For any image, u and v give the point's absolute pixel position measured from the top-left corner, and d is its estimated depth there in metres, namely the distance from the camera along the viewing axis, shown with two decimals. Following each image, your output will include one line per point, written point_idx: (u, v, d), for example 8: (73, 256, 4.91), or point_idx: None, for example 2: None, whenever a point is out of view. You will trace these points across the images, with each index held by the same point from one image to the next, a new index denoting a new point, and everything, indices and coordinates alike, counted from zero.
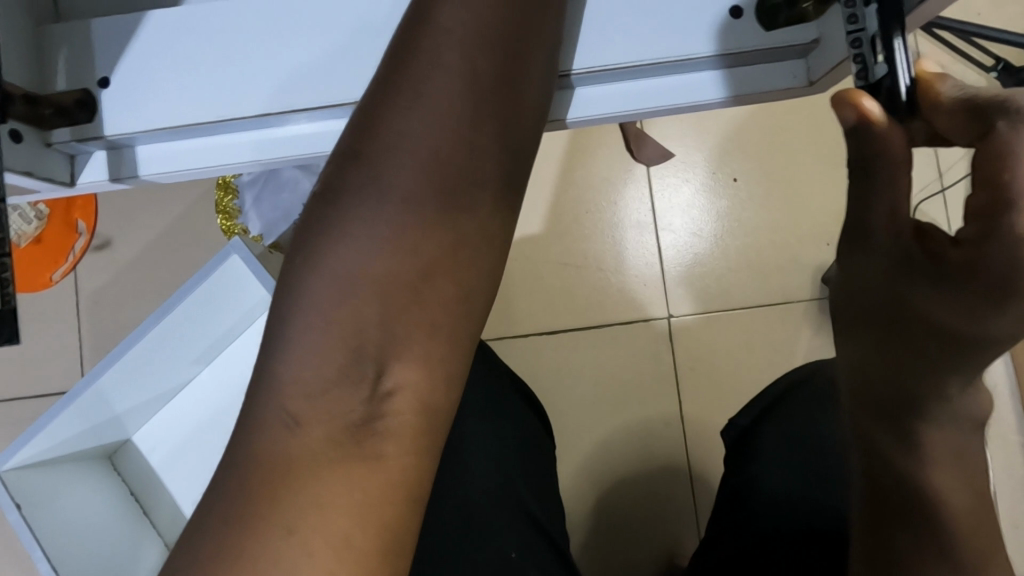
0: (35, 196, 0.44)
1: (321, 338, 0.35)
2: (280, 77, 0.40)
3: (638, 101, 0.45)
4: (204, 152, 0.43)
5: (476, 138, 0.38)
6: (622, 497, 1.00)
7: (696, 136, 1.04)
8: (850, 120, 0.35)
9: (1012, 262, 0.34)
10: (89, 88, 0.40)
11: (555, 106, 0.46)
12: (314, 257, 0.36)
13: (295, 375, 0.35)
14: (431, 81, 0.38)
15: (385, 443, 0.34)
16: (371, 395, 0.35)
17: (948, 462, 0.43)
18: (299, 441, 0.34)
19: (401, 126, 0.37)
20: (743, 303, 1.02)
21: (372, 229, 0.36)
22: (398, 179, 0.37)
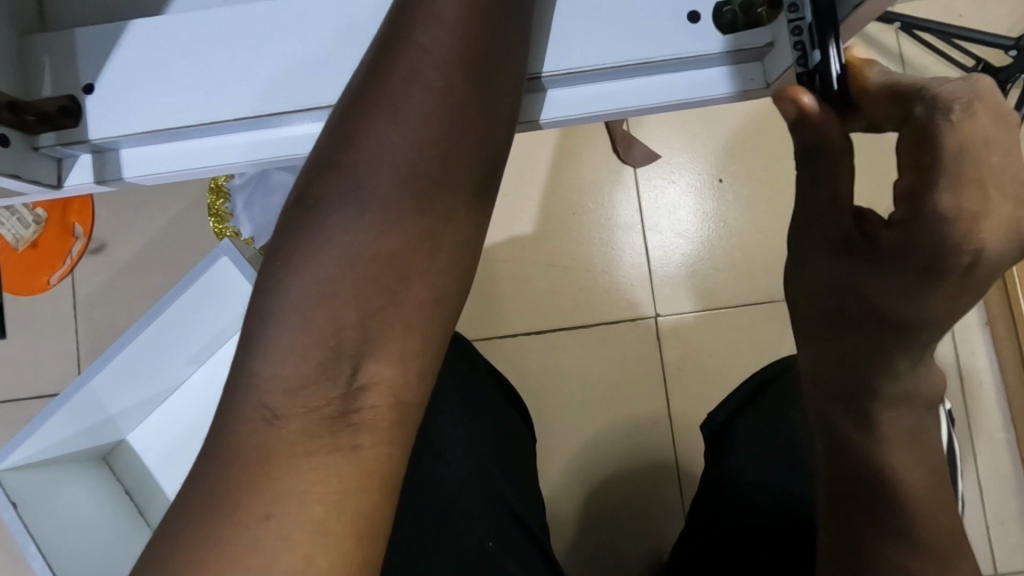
0: (25, 199, 0.45)
1: (296, 334, 0.36)
2: (257, 83, 0.42)
3: (609, 102, 0.47)
4: (185, 155, 0.44)
5: (450, 148, 0.39)
6: (610, 494, 1.01)
7: (682, 138, 1.06)
8: (789, 112, 0.39)
9: (936, 242, 0.36)
10: (74, 95, 0.42)
11: (528, 107, 0.47)
12: (292, 258, 0.37)
13: (272, 370, 0.36)
14: (407, 95, 0.39)
15: (362, 435, 0.36)
16: (347, 390, 0.36)
17: (905, 444, 0.45)
18: (276, 432, 0.36)
19: (378, 138, 0.38)
20: (730, 303, 1.04)
21: (345, 234, 0.37)
22: (375, 189, 0.38)
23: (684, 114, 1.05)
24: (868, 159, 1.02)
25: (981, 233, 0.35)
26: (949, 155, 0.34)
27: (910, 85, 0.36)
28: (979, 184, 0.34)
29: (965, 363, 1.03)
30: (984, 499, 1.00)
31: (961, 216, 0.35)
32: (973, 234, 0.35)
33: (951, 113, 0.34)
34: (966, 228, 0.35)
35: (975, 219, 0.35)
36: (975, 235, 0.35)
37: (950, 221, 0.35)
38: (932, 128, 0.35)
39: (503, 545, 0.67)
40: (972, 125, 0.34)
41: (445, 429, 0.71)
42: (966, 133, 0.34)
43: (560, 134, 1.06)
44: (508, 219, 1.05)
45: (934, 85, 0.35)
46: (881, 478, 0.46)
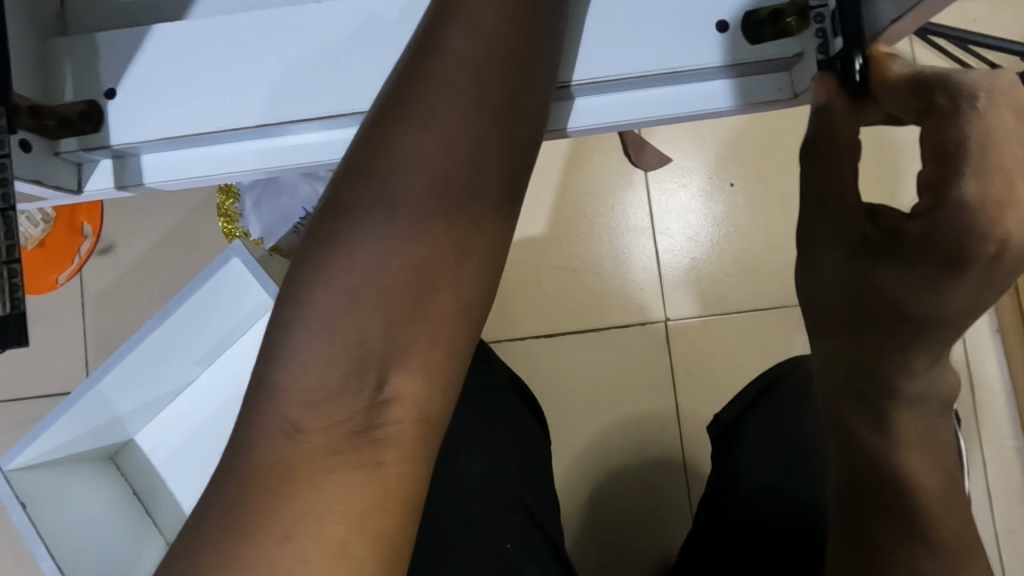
0: (43, 203, 0.45)
1: (320, 343, 0.36)
2: (281, 90, 0.41)
3: (635, 112, 0.46)
4: (205, 160, 0.44)
5: (480, 150, 0.38)
6: (618, 497, 1.01)
7: (693, 142, 1.05)
8: (819, 96, 0.41)
9: (961, 229, 0.37)
10: (95, 100, 0.42)
11: (555, 117, 0.47)
12: (323, 265, 0.37)
13: (296, 378, 0.36)
14: (435, 98, 0.38)
15: (382, 452, 0.36)
16: (370, 404, 0.36)
17: (920, 448, 0.45)
18: (297, 446, 0.35)
19: (406, 142, 0.38)
20: (740, 307, 1.03)
21: (375, 238, 0.37)
22: (403, 193, 0.38)
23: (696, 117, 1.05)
24: (879, 165, 1.02)
25: (1007, 219, 0.36)
26: (975, 142, 0.36)
27: (933, 75, 0.38)
28: (1004, 172, 0.36)
29: (974, 371, 1.02)
30: (992, 507, 1.00)
31: (987, 203, 0.36)
32: (999, 222, 0.36)
33: (977, 102, 0.36)
34: (991, 215, 0.36)
35: (1002, 206, 0.36)
36: (1001, 222, 0.36)
37: (976, 207, 0.36)
38: (958, 115, 0.37)
39: (517, 547, 0.67)
40: (997, 112, 0.36)
41: (456, 434, 0.71)
42: (990, 122, 0.36)
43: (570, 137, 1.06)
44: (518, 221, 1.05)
45: (958, 75, 0.37)
46: (892, 476, 0.45)
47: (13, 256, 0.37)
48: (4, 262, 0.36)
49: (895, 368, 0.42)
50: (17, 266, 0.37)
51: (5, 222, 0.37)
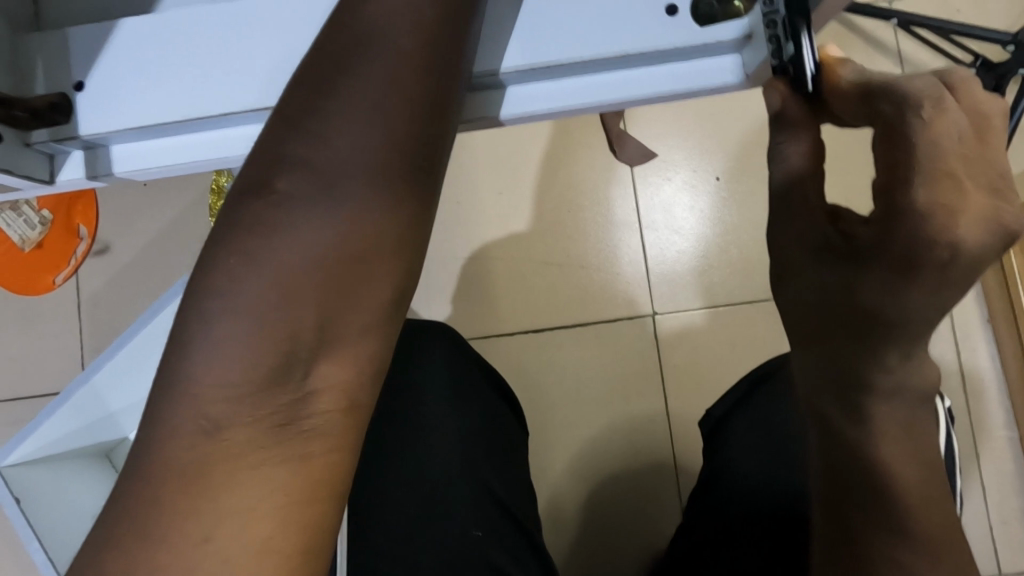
0: (18, 194, 0.46)
1: (234, 337, 0.36)
2: (245, 79, 0.42)
3: (575, 96, 0.47)
4: (177, 150, 0.44)
5: (401, 129, 0.40)
6: (608, 491, 1.01)
7: (677, 137, 1.05)
8: (772, 105, 0.42)
9: (914, 237, 0.37)
10: (65, 92, 0.42)
11: (484, 105, 0.48)
12: (241, 231, 0.39)
13: (211, 377, 0.36)
14: (350, 85, 0.40)
15: (310, 441, 0.37)
16: (293, 397, 0.37)
17: (900, 437, 0.44)
18: (219, 442, 0.36)
19: (323, 127, 0.39)
20: (728, 301, 1.03)
21: (291, 235, 0.38)
22: (313, 172, 0.39)
23: (681, 111, 1.05)
24: (862, 158, 1.02)
25: (958, 225, 0.37)
26: (923, 152, 0.36)
27: (880, 84, 0.38)
28: (950, 176, 0.36)
29: (964, 362, 1.02)
30: (986, 498, 0.99)
31: (937, 210, 0.37)
32: (950, 228, 0.37)
33: (922, 110, 0.36)
34: (947, 211, 0.37)
35: (950, 213, 0.37)
36: (953, 229, 0.37)
37: (926, 215, 0.37)
38: (904, 125, 0.37)
39: (492, 534, 0.68)
40: (943, 120, 0.36)
41: (435, 423, 0.72)
42: (935, 131, 0.36)
43: (555, 134, 1.06)
44: (505, 217, 1.06)
45: (905, 82, 0.37)
46: (873, 470, 0.44)
47: None
48: None
49: (869, 363, 0.41)
50: None
51: None
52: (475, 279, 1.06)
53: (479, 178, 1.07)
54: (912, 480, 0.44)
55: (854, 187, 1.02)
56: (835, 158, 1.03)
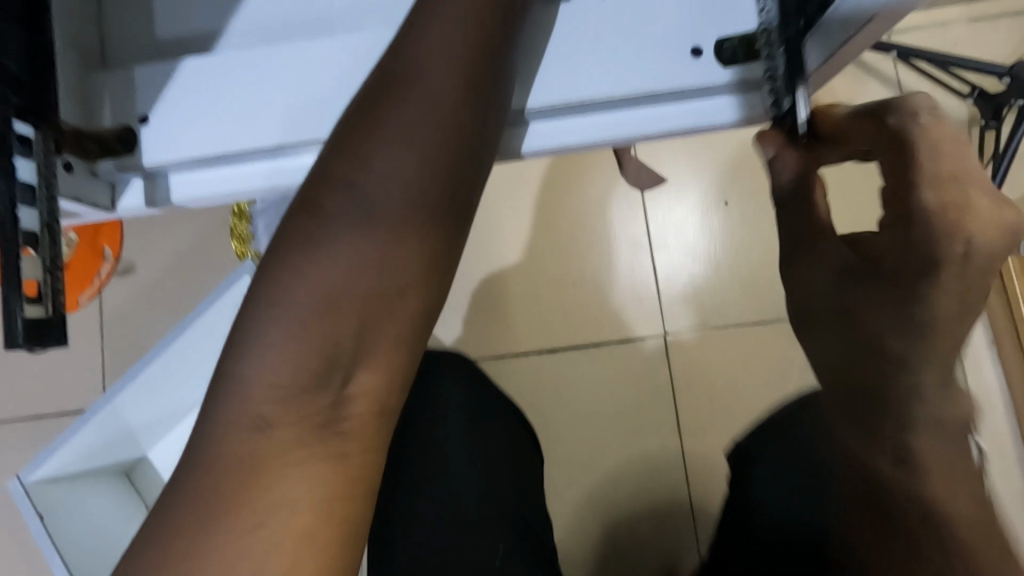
0: (80, 220, 0.48)
1: (284, 347, 0.38)
2: (296, 113, 0.44)
3: (599, 131, 0.49)
4: (230, 179, 0.46)
5: (442, 160, 0.42)
6: (622, 510, 1.03)
7: (686, 163, 1.09)
8: (767, 151, 0.45)
9: (928, 238, 0.40)
10: (130, 125, 0.44)
11: (509, 141, 0.50)
12: (292, 250, 0.40)
13: (263, 377, 0.38)
14: (395, 116, 0.42)
15: (348, 441, 0.39)
16: (334, 401, 0.39)
17: (944, 468, 0.43)
18: (266, 439, 0.38)
19: (368, 155, 0.41)
20: (738, 321, 1.06)
21: (338, 258, 0.40)
22: (359, 199, 0.41)
23: (689, 137, 1.09)
24: (865, 184, 1.06)
25: (967, 224, 0.40)
26: (926, 151, 0.40)
27: (880, 103, 0.42)
28: (953, 182, 0.40)
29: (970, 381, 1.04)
30: None
31: (947, 209, 0.40)
32: (962, 224, 0.40)
33: (919, 118, 0.41)
34: (953, 218, 0.40)
35: (958, 212, 0.40)
36: (963, 225, 0.40)
37: (940, 214, 0.40)
38: (903, 129, 0.41)
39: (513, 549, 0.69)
40: (941, 124, 0.41)
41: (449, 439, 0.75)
42: (932, 133, 0.41)
43: (568, 159, 1.10)
44: (519, 239, 1.09)
45: (899, 99, 0.42)
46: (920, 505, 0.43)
47: (56, 264, 0.39)
48: (47, 269, 0.38)
49: (902, 386, 0.43)
50: (60, 274, 0.39)
51: (50, 233, 0.39)
52: (490, 299, 1.08)
53: (493, 200, 1.10)
54: (965, 515, 0.43)
55: (858, 211, 1.05)
56: (839, 183, 1.06)
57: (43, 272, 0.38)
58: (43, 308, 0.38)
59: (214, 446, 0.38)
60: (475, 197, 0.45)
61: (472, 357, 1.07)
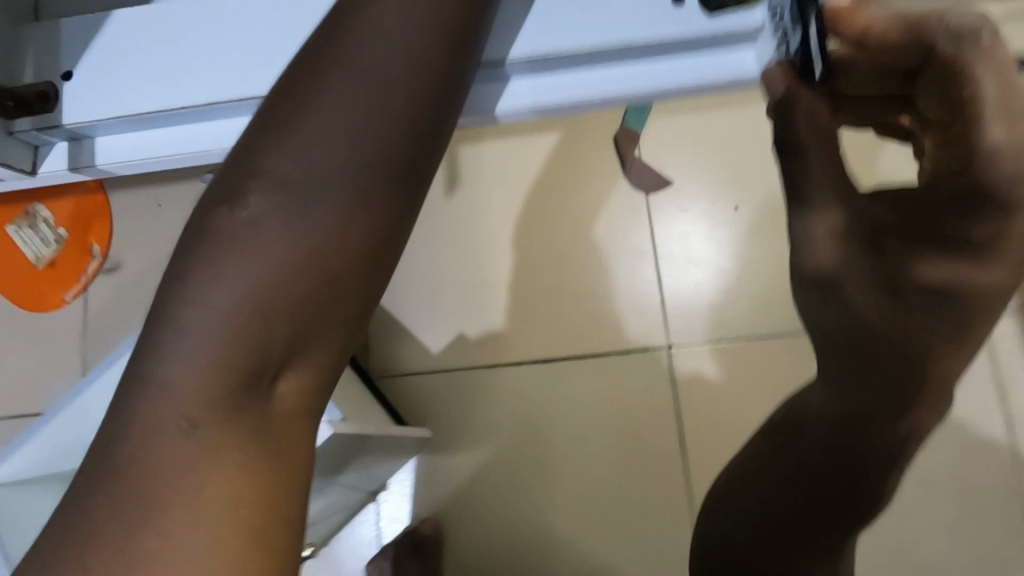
0: (4, 185, 0.44)
1: (206, 342, 0.34)
2: (230, 68, 0.40)
3: (590, 93, 0.44)
4: (164, 142, 0.42)
5: (380, 144, 0.36)
6: (616, 536, 0.95)
7: (693, 167, 1.02)
8: (779, 89, 0.38)
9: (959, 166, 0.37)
10: (52, 81, 0.41)
11: (485, 97, 0.45)
12: (209, 240, 0.35)
13: (183, 375, 0.34)
14: (326, 93, 0.36)
15: (277, 435, 0.36)
16: (266, 397, 0.36)
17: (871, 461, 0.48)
18: (189, 443, 0.34)
19: (295, 139, 0.36)
20: (748, 335, 0.98)
21: (258, 249, 0.35)
22: (282, 187, 0.35)
23: (696, 139, 1.03)
24: None
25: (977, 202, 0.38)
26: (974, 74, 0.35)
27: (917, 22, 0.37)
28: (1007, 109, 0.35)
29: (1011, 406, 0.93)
30: None
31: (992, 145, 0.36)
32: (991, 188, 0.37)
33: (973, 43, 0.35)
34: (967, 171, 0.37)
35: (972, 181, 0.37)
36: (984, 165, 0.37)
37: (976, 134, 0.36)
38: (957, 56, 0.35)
39: None
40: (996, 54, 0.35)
41: None
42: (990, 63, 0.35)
43: (570, 161, 1.04)
44: (515, 244, 1.03)
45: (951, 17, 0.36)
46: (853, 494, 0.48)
47: None
48: None
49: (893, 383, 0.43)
50: None
51: None
52: (483, 306, 1.02)
53: (489, 203, 1.05)
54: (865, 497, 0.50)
55: None
56: None
57: None
58: None
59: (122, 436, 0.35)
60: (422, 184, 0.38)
61: (462, 366, 1.01)
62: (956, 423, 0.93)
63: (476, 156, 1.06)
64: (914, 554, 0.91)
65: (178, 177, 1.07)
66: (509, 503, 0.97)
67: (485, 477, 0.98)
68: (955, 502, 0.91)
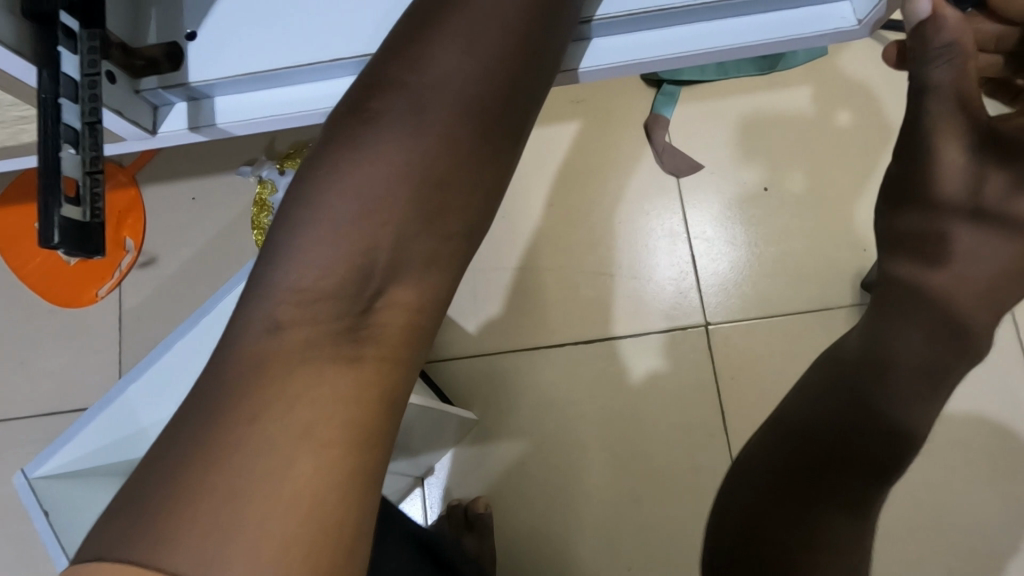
0: (127, 144, 0.50)
1: (321, 244, 0.39)
2: (355, 29, 0.45)
3: (656, 49, 0.51)
4: (275, 99, 0.47)
5: (489, 77, 0.42)
6: (663, 510, 0.96)
7: (721, 150, 1.06)
8: (924, 11, 0.49)
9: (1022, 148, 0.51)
10: (177, 42, 0.46)
11: (570, 56, 0.51)
12: (337, 145, 0.41)
13: (293, 281, 0.39)
14: (453, 28, 0.42)
15: (365, 349, 0.39)
16: (363, 309, 0.39)
17: (907, 391, 0.49)
18: (282, 340, 0.38)
19: (421, 64, 0.42)
20: (783, 309, 1.00)
21: (378, 156, 0.40)
22: (409, 105, 0.41)
23: (721, 124, 1.06)
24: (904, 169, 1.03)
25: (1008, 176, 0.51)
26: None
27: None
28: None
29: None
30: None
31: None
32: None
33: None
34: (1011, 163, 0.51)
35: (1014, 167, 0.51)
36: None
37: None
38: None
39: None
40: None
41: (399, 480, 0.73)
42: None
43: (600, 145, 1.07)
44: (547, 226, 1.05)
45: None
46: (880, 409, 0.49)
47: (96, 167, 0.41)
48: (88, 171, 0.41)
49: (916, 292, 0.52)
50: (99, 177, 0.41)
51: (93, 134, 0.41)
52: (521, 289, 1.04)
53: (523, 189, 1.07)
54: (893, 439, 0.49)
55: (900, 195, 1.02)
56: (880, 166, 1.03)
57: (84, 173, 0.41)
58: (84, 211, 0.41)
59: (269, 371, 0.37)
60: (515, 118, 0.44)
61: (502, 349, 1.03)
62: (986, 391, 0.96)
63: None
64: (953, 515, 0.93)
65: (212, 169, 1.07)
66: (555, 482, 0.98)
67: (530, 458, 0.99)
68: (990, 463, 0.94)
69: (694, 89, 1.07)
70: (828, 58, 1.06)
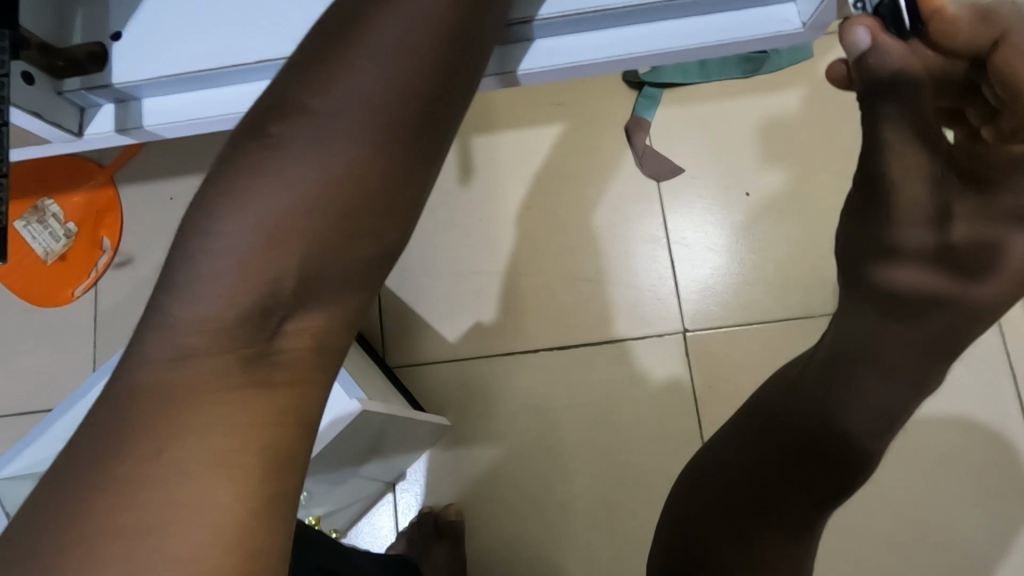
0: (56, 146, 0.52)
1: (223, 280, 0.35)
2: (280, 32, 0.47)
3: (595, 51, 0.50)
4: (201, 102, 0.50)
5: (407, 97, 0.39)
6: (638, 520, 0.95)
7: (703, 155, 1.04)
8: (864, 42, 0.43)
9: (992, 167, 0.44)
10: (102, 42, 0.49)
11: (510, 58, 0.51)
12: (237, 170, 0.37)
13: (191, 312, 0.36)
14: (360, 45, 0.39)
15: (278, 372, 0.37)
16: (272, 335, 0.37)
17: (865, 412, 0.49)
18: (184, 371, 0.35)
19: (327, 83, 0.38)
20: (764, 316, 0.99)
21: (280, 184, 0.36)
22: (317, 127, 0.38)
23: (704, 128, 1.04)
24: None
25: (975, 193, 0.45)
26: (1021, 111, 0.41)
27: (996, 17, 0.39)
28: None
29: None
30: None
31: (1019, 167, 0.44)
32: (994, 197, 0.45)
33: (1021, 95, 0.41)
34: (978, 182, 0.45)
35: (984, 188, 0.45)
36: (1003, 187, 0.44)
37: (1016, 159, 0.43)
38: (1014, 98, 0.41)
39: None
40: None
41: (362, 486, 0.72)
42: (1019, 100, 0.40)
43: (580, 148, 1.06)
44: (525, 229, 1.04)
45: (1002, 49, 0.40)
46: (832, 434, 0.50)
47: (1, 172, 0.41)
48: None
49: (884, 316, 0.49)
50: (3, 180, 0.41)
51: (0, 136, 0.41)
52: (497, 294, 1.03)
53: (501, 193, 1.06)
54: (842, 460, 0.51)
55: None
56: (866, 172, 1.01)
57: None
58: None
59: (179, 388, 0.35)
60: (440, 139, 0.41)
61: (477, 354, 1.01)
62: (972, 402, 0.94)
63: (489, 147, 1.07)
64: (934, 530, 0.91)
65: (190, 170, 1.07)
66: (530, 490, 0.97)
67: (504, 465, 0.98)
68: (974, 477, 0.92)
69: (676, 92, 1.06)
70: (813, 62, 1.04)
